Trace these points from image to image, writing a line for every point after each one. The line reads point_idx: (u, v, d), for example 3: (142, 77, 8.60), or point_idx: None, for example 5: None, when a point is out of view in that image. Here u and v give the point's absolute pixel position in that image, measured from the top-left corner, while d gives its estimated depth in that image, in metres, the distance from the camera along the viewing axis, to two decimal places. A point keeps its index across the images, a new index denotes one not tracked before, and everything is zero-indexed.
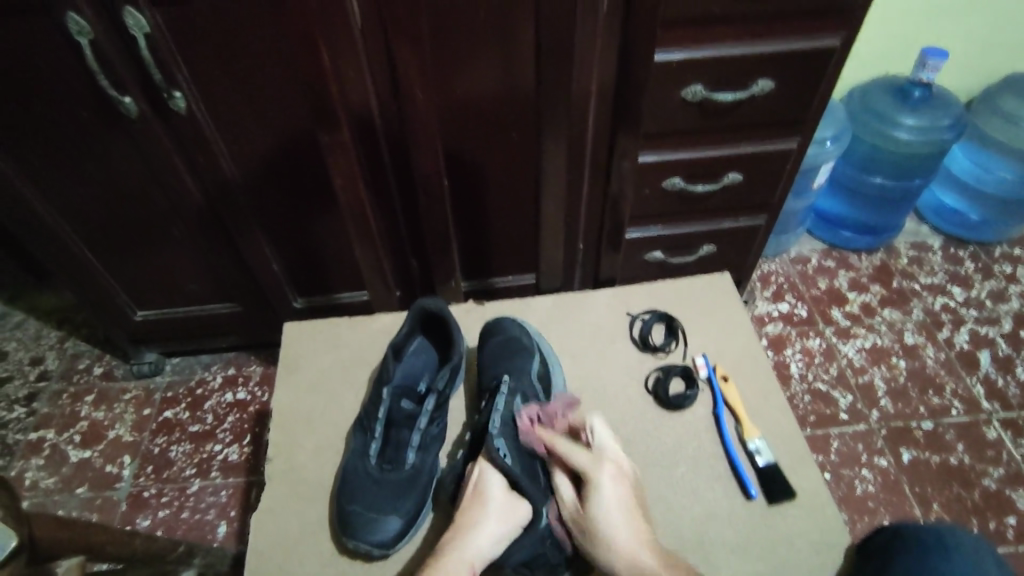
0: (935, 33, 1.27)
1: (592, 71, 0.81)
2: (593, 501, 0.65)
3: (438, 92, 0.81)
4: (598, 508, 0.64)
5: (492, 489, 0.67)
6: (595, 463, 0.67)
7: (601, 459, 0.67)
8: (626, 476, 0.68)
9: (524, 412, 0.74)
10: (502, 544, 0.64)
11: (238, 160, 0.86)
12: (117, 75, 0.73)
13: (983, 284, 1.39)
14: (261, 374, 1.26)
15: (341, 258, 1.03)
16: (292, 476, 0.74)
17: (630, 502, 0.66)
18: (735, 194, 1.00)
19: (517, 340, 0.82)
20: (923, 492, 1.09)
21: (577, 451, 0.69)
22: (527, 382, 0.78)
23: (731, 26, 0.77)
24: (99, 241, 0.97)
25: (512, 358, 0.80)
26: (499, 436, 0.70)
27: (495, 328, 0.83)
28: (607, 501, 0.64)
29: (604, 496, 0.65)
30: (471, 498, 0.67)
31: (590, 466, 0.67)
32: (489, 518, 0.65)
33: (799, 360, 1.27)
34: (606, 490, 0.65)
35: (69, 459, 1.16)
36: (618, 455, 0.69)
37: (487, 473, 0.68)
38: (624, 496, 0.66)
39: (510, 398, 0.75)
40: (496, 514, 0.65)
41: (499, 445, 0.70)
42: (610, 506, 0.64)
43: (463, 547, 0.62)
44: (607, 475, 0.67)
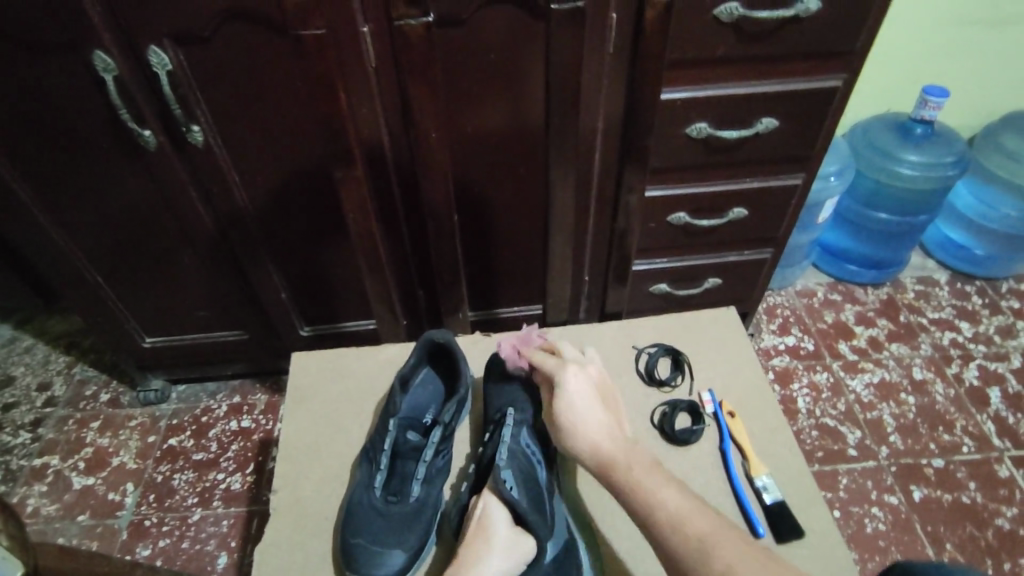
0: (935, 72, 1.30)
1: (599, 108, 0.83)
2: (557, 392, 0.67)
3: (449, 128, 0.83)
4: (561, 397, 0.66)
5: (496, 524, 0.65)
6: (561, 367, 0.70)
7: (566, 362, 0.70)
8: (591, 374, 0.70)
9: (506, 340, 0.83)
10: None
11: (251, 192, 0.88)
12: (138, 109, 0.76)
13: (990, 319, 1.38)
14: (266, 402, 1.26)
15: (350, 288, 1.04)
16: (296, 507, 0.74)
17: (593, 390, 0.67)
18: (740, 228, 1.01)
19: (524, 372, 0.83)
20: (935, 532, 1.07)
21: (549, 357, 0.73)
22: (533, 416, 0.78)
23: (735, 66, 0.79)
24: (112, 268, 0.98)
25: (516, 391, 0.80)
26: (505, 469, 0.70)
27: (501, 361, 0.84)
28: (568, 389, 0.66)
29: (569, 391, 0.66)
30: (474, 534, 0.65)
31: (554, 367, 0.71)
32: (493, 554, 0.63)
33: (806, 395, 1.26)
34: (568, 384, 0.67)
35: (72, 486, 1.15)
36: (592, 365, 0.71)
37: (491, 507, 0.67)
38: (591, 391, 0.67)
39: (516, 431, 0.74)
40: (499, 549, 0.63)
41: (504, 478, 0.69)
42: (573, 399, 0.65)
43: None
44: (575, 368, 0.70)
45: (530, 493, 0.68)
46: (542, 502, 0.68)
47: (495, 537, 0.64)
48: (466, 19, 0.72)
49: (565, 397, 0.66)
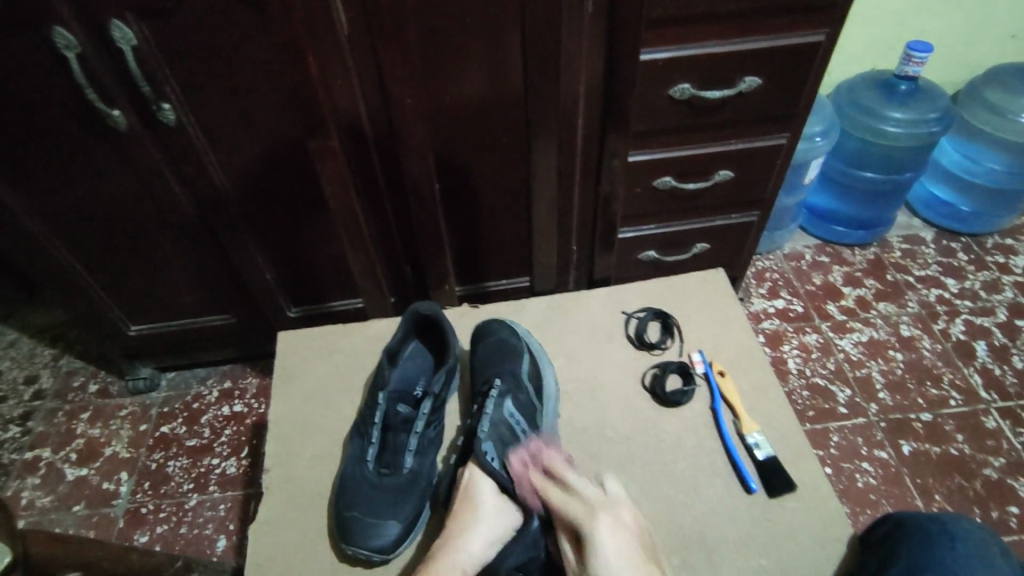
0: (919, 27, 1.29)
1: (579, 72, 0.81)
2: (591, 556, 0.57)
3: (427, 96, 0.81)
4: (596, 560, 0.57)
5: (480, 495, 0.67)
6: (589, 513, 0.60)
7: (597, 508, 0.61)
8: (625, 524, 0.60)
9: (517, 457, 0.70)
10: (492, 548, 0.65)
11: (228, 170, 0.86)
12: (105, 89, 0.74)
13: (976, 275, 1.39)
14: (258, 386, 1.25)
15: (334, 266, 1.03)
16: (289, 485, 0.74)
17: (632, 548, 0.58)
18: (726, 191, 1.01)
19: (509, 341, 0.82)
20: (924, 483, 1.09)
21: (575, 485, 0.64)
22: (520, 384, 0.78)
23: (716, 24, 0.78)
24: (90, 255, 0.96)
25: (502, 358, 0.80)
26: (486, 440, 0.70)
27: (487, 330, 0.84)
28: (603, 553, 0.57)
29: (604, 547, 0.57)
30: (459, 504, 0.67)
31: (576, 513, 0.61)
32: (479, 524, 0.65)
33: (796, 355, 1.27)
34: (602, 536, 0.58)
35: (65, 477, 1.15)
36: (625, 507, 0.62)
37: (475, 476, 0.68)
38: (630, 548, 0.58)
39: (499, 402, 0.75)
40: (486, 519, 0.66)
41: (486, 450, 0.70)
42: (610, 559, 0.56)
43: (455, 553, 0.63)
44: (607, 514, 0.60)
45: (511, 463, 0.70)
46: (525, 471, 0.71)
47: (481, 507, 0.66)
48: None
49: (604, 572, 0.56)
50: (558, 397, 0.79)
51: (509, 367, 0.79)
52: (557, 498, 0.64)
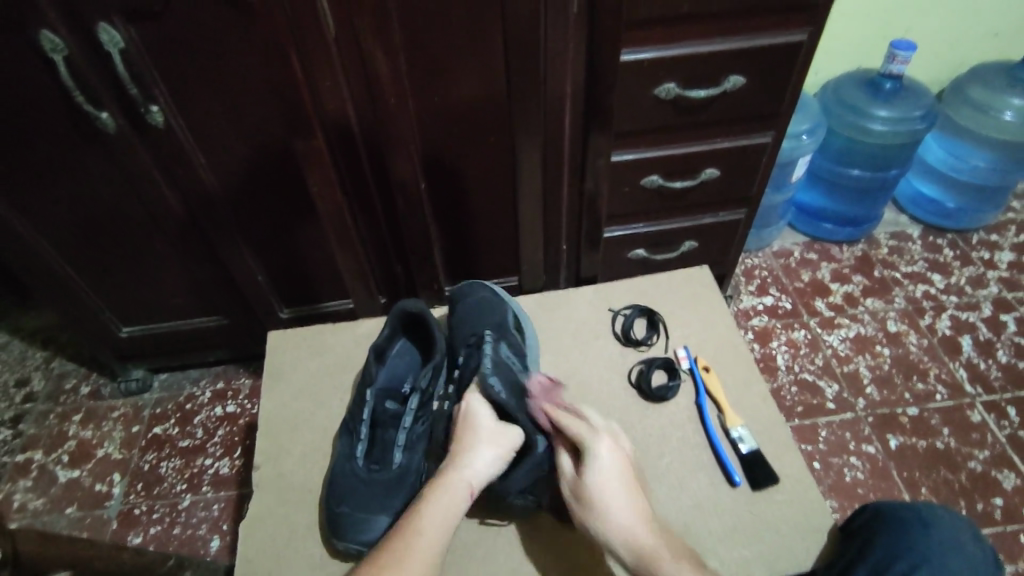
0: (903, 26, 1.30)
1: (565, 72, 0.82)
2: (589, 474, 0.64)
3: (415, 97, 0.82)
4: (591, 476, 0.63)
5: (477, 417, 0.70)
6: (593, 434, 0.66)
7: (599, 431, 0.66)
8: (621, 450, 0.67)
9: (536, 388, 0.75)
10: (498, 465, 0.67)
11: (217, 172, 0.86)
12: (94, 92, 0.74)
13: (962, 270, 1.41)
14: (250, 386, 1.26)
15: (324, 267, 1.03)
16: (280, 482, 0.74)
17: (625, 470, 0.65)
18: (712, 189, 1.02)
19: (491, 300, 0.87)
20: (911, 477, 1.10)
21: (575, 421, 0.68)
22: (507, 334, 0.81)
23: (699, 24, 0.79)
24: (81, 258, 0.97)
25: (488, 313, 0.84)
26: (492, 375, 0.72)
27: (472, 291, 0.88)
28: (602, 467, 0.64)
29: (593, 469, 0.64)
30: (458, 426, 0.70)
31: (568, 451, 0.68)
32: (481, 445, 0.67)
33: (785, 352, 1.28)
34: (603, 458, 0.64)
35: (58, 479, 1.15)
36: (620, 437, 0.69)
37: (472, 399, 0.71)
38: (617, 463, 0.65)
39: (495, 343, 0.78)
40: (488, 440, 0.68)
41: (493, 381, 0.72)
42: (606, 475, 0.63)
43: (460, 471, 0.66)
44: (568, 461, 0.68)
45: (514, 393, 0.73)
46: (525, 400, 0.73)
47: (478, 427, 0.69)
48: None
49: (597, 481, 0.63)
50: (538, 351, 0.84)
51: (496, 321, 0.83)
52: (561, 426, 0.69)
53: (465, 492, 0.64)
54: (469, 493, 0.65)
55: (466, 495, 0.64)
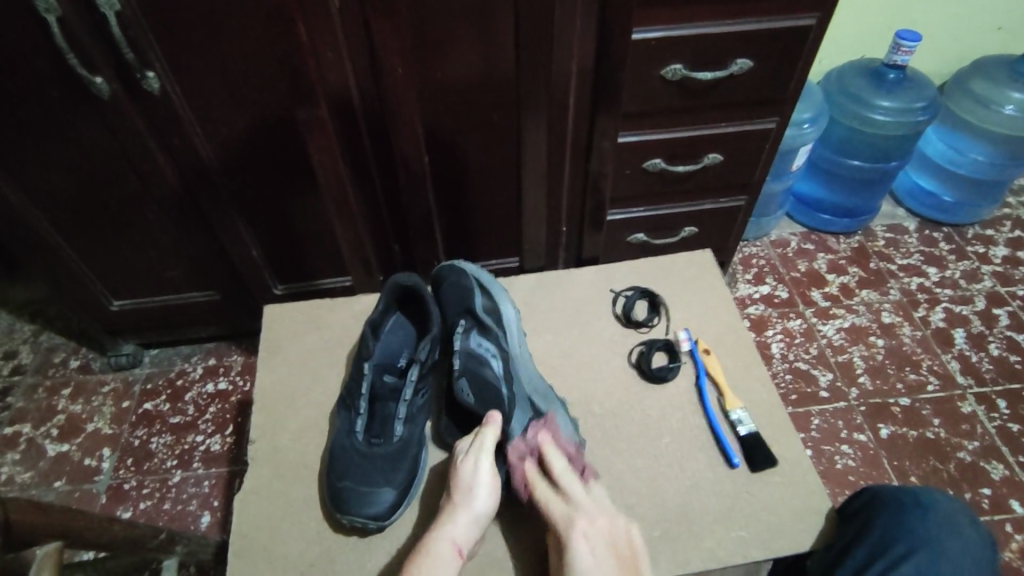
0: (909, 17, 1.29)
1: (572, 50, 0.81)
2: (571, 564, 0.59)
3: (418, 70, 0.80)
4: (577, 572, 0.58)
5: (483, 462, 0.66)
6: (571, 521, 0.62)
7: (577, 516, 0.62)
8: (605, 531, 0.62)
9: (517, 443, 0.70)
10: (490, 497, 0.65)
11: (213, 142, 0.85)
12: (87, 55, 0.72)
13: (957, 264, 1.42)
14: (243, 363, 1.24)
15: (322, 243, 1.02)
16: (276, 456, 0.74)
17: (608, 555, 0.60)
18: (715, 174, 1.01)
19: (461, 280, 0.85)
20: (901, 466, 1.11)
21: (558, 502, 0.64)
22: (478, 317, 0.79)
23: (709, 5, 0.78)
24: (71, 228, 0.94)
25: (464, 295, 0.83)
26: (459, 377, 0.75)
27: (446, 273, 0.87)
28: (583, 558, 0.59)
29: (582, 563, 0.59)
30: (461, 465, 0.66)
31: (569, 524, 0.62)
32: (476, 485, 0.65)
33: (780, 340, 1.29)
34: (581, 549, 0.59)
35: (46, 453, 1.13)
36: (604, 514, 0.63)
37: (485, 435, 0.68)
38: (607, 559, 0.59)
39: (465, 337, 0.79)
40: (482, 479, 0.65)
41: (461, 385, 0.75)
42: (589, 568, 0.58)
43: (453, 520, 0.63)
44: (586, 521, 0.62)
45: (484, 393, 0.75)
46: (498, 393, 0.75)
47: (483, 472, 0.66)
48: None
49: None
50: (518, 322, 0.81)
51: (469, 306, 0.81)
52: (550, 506, 0.64)
53: (453, 552, 0.61)
54: (458, 553, 0.61)
55: (454, 553, 0.61)
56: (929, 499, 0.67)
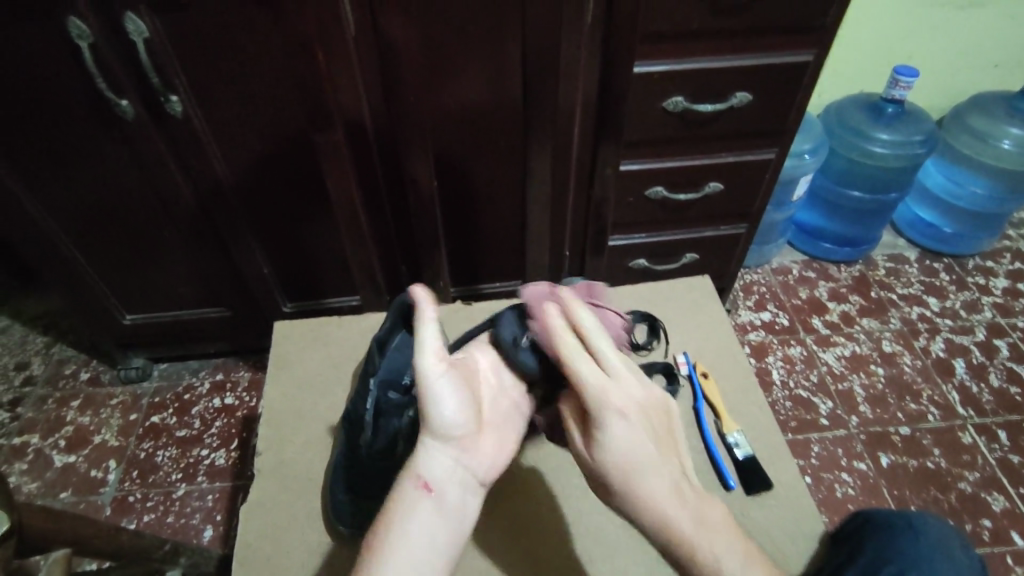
0: (905, 52, 1.33)
1: (577, 81, 0.84)
2: (601, 432, 0.55)
3: (429, 99, 0.84)
4: (607, 448, 0.55)
5: (434, 367, 0.59)
6: (600, 389, 0.57)
7: (610, 388, 0.57)
8: (637, 402, 0.57)
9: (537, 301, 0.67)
10: (441, 405, 0.58)
11: (230, 163, 0.88)
12: (116, 80, 0.76)
13: (957, 294, 1.43)
14: (250, 379, 1.26)
15: (331, 263, 1.05)
16: (282, 470, 0.75)
17: (642, 434, 0.55)
18: (716, 203, 1.04)
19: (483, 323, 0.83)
20: (901, 495, 1.12)
21: (584, 359, 0.59)
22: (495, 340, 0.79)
23: (709, 41, 0.81)
24: (90, 243, 0.98)
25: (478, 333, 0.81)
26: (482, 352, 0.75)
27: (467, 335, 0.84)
28: (614, 433, 0.55)
29: (614, 437, 0.55)
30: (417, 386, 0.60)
31: (601, 391, 0.56)
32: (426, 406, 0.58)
33: (780, 367, 1.30)
34: (613, 420, 0.55)
35: (53, 464, 1.15)
36: (635, 385, 0.58)
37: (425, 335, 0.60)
38: (639, 434, 0.55)
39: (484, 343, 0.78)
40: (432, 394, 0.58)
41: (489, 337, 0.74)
42: (620, 444, 0.54)
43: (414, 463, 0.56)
44: (621, 394, 0.57)
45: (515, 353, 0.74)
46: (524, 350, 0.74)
47: (435, 383, 0.58)
48: None
49: (609, 447, 0.55)
50: None
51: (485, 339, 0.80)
52: (578, 363, 0.58)
53: (416, 489, 0.54)
54: (424, 487, 0.54)
55: (419, 490, 0.54)
56: (920, 522, 0.69)
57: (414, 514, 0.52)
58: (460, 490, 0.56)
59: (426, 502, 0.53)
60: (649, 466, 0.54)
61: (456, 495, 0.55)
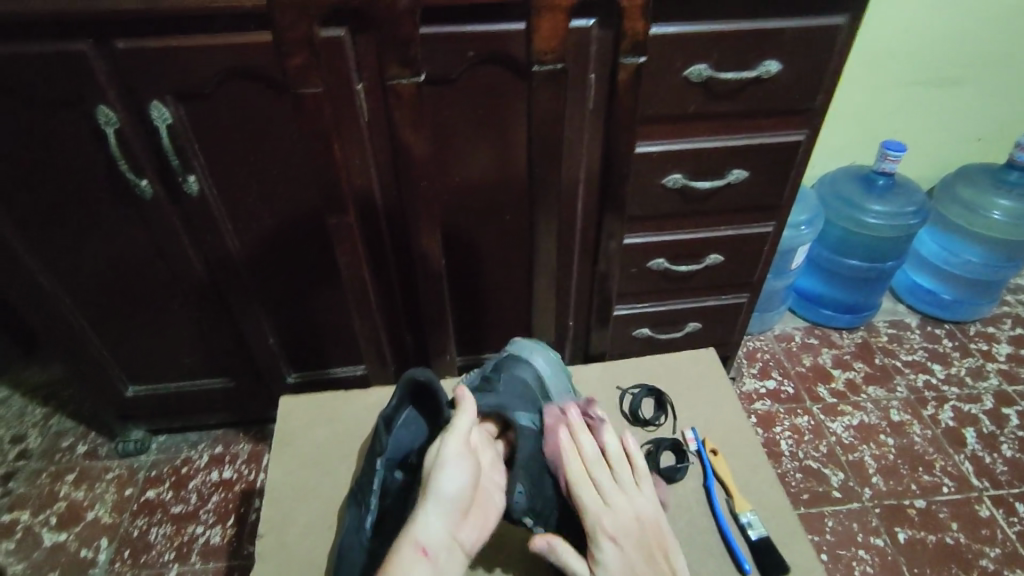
0: (891, 128, 1.39)
1: (579, 160, 0.88)
2: (598, 564, 0.66)
3: (438, 178, 0.87)
4: (601, 570, 0.65)
5: (453, 448, 0.66)
6: (599, 514, 0.68)
7: (604, 515, 0.68)
8: (631, 528, 0.68)
9: (551, 415, 0.76)
10: (460, 482, 0.65)
11: (242, 238, 0.90)
12: (137, 161, 0.79)
13: (961, 361, 1.43)
14: (250, 452, 1.24)
15: (337, 334, 1.05)
16: (282, 552, 0.73)
17: (634, 557, 0.66)
18: (717, 273, 1.06)
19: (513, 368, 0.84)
20: (921, 574, 1.08)
21: (586, 488, 0.70)
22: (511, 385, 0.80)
23: (705, 123, 0.85)
24: (99, 315, 0.99)
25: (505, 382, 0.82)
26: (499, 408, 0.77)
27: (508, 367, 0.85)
28: (608, 564, 0.65)
29: (608, 564, 0.65)
30: (432, 455, 0.67)
31: (598, 519, 0.68)
32: (440, 477, 0.64)
33: (789, 437, 1.28)
34: (608, 552, 0.66)
35: (43, 542, 1.11)
36: (631, 510, 0.69)
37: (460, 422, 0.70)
38: (632, 563, 0.65)
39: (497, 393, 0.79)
40: (449, 468, 0.65)
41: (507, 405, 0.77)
42: (614, 571, 0.65)
43: (413, 528, 0.62)
44: (614, 523, 0.68)
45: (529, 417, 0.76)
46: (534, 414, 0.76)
47: (450, 460, 0.66)
48: (454, 78, 0.77)
49: (605, 573, 0.65)
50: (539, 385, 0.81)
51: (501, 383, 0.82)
52: (581, 490, 0.70)
53: (417, 552, 0.60)
54: (422, 551, 0.60)
55: (419, 553, 0.60)
56: None
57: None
58: (450, 554, 0.63)
59: (422, 566, 0.59)
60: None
61: (447, 561, 0.62)
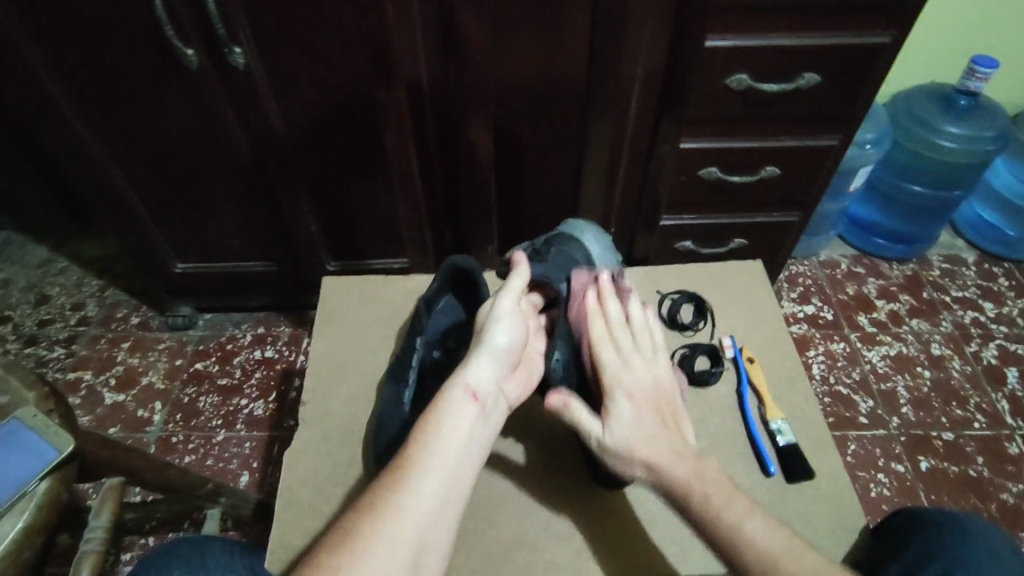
0: (985, 43, 1.26)
1: (638, 53, 0.83)
2: (610, 410, 0.61)
3: (488, 63, 0.83)
4: (613, 419, 0.61)
5: (505, 307, 0.67)
6: (615, 367, 0.65)
7: (620, 371, 0.64)
8: (645, 388, 0.63)
9: (579, 279, 0.76)
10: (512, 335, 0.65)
11: (287, 117, 0.89)
12: (183, 29, 0.77)
13: (1015, 301, 1.37)
14: (290, 335, 1.29)
15: (377, 225, 1.06)
16: (324, 420, 0.77)
17: (650, 414, 0.61)
18: (772, 188, 1.01)
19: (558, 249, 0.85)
20: (938, 501, 1.09)
21: (603, 342, 0.67)
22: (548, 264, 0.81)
23: (782, 17, 0.78)
24: (148, 189, 1.00)
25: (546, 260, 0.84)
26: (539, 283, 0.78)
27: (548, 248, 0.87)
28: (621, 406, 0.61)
29: (621, 414, 0.61)
30: (482, 312, 0.68)
31: (615, 372, 0.64)
32: (492, 329, 0.65)
33: (821, 362, 1.26)
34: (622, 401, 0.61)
35: (103, 400, 1.20)
36: (648, 368, 0.65)
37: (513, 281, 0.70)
38: (646, 417, 0.61)
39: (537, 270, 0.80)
40: (501, 322, 0.66)
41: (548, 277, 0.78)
42: (627, 422, 0.60)
43: (461, 373, 0.60)
44: (631, 378, 0.64)
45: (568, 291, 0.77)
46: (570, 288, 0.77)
47: (503, 316, 0.66)
48: None
49: (616, 422, 0.60)
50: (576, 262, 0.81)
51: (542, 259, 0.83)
52: (600, 348, 0.66)
53: (467, 392, 0.58)
54: (472, 394, 0.58)
55: (468, 394, 0.58)
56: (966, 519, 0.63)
57: (466, 412, 0.56)
58: (496, 405, 0.61)
59: (474, 407, 0.57)
60: (652, 437, 0.60)
61: (495, 407, 0.60)
